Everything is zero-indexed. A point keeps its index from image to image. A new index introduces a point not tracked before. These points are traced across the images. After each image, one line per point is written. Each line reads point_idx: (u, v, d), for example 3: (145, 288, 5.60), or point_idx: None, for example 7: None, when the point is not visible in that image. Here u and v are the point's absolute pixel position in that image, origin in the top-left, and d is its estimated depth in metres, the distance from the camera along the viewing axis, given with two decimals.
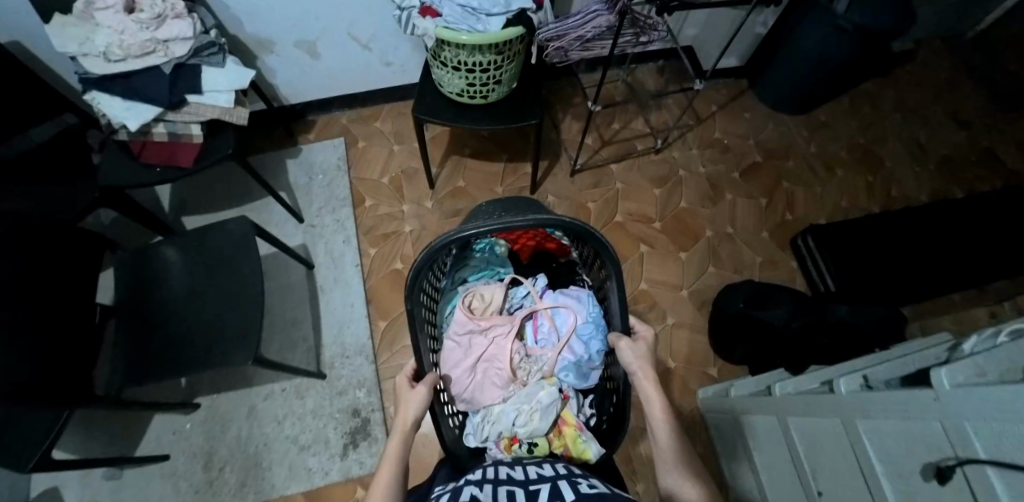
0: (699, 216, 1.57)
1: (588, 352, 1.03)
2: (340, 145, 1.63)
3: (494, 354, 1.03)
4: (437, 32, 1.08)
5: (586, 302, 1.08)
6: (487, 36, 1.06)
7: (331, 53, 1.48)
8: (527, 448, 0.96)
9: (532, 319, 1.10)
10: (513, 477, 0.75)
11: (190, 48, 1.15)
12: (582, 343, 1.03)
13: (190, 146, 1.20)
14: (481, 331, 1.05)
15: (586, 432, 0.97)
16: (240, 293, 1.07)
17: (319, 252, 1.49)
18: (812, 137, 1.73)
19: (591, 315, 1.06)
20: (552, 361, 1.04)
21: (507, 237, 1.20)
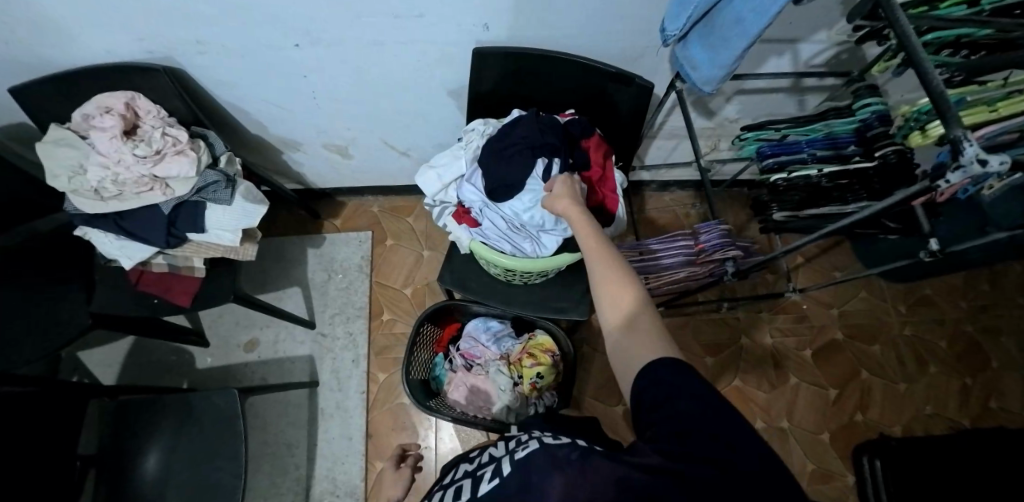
0: (749, 399, 1.37)
1: (492, 324, 1.18)
2: (366, 241, 1.46)
3: (487, 386, 1.11)
4: (468, 244, 0.88)
5: (471, 317, 1.21)
6: (531, 263, 0.85)
7: (365, 155, 1.29)
8: (541, 379, 1.10)
9: (471, 357, 1.17)
10: (472, 465, 0.60)
11: (192, 187, 1.00)
12: (483, 326, 1.17)
13: (191, 281, 1.08)
14: (466, 396, 1.11)
15: (534, 336, 1.16)
16: (214, 483, 1.00)
17: (326, 368, 1.37)
18: (908, 318, 1.46)
19: (472, 320, 1.19)
20: (492, 353, 1.15)
21: (436, 352, 1.21)
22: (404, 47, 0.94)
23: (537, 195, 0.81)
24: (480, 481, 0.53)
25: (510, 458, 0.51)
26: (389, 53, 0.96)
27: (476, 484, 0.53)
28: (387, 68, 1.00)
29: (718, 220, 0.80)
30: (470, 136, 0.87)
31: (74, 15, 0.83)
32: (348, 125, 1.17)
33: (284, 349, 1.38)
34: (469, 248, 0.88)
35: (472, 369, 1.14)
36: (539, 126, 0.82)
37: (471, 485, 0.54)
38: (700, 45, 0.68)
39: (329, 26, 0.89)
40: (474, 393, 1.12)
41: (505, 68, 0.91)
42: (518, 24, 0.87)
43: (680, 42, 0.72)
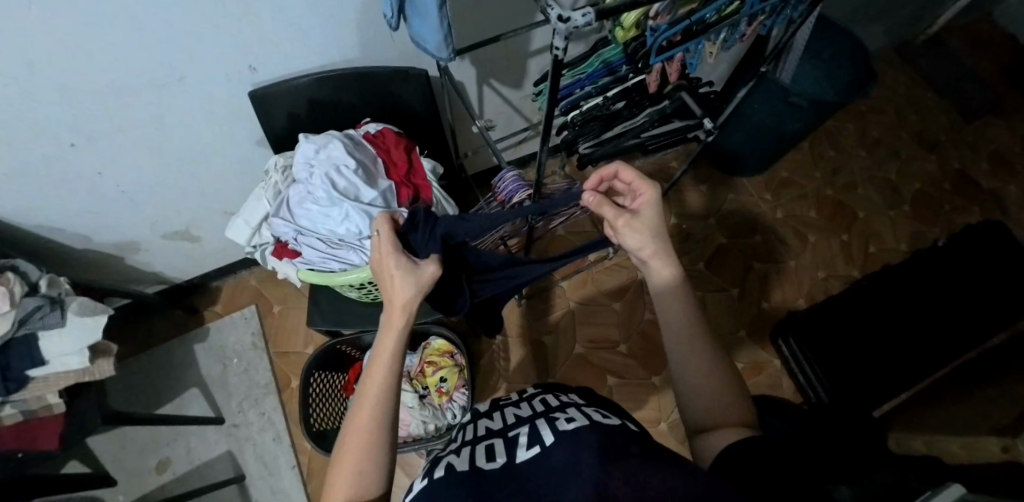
0: None
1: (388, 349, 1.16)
2: (252, 317, 1.41)
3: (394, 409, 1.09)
4: (300, 275, 0.87)
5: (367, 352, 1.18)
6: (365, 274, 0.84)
7: (211, 232, 1.26)
8: (445, 383, 1.11)
9: None
10: (494, 428, 0.64)
11: (13, 322, 0.93)
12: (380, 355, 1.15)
13: (53, 419, 0.99)
14: None
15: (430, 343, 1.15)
16: None
17: (249, 458, 1.29)
18: (776, 201, 1.56)
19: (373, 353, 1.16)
20: None
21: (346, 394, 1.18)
22: (189, 116, 0.94)
23: (341, 208, 0.80)
24: (517, 448, 0.55)
25: (551, 431, 0.55)
26: (176, 126, 0.95)
27: (512, 449, 0.56)
28: (183, 140, 0.98)
29: (509, 168, 0.83)
30: (269, 175, 0.87)
31: None
32: (177, 207, 1.14)
33: (200, 455, 1.30)
34: (302, 280, 0.87)
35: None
36: (324, 145, 0.84)
37: (505, 446, 0.57)
38: (416, 16, 0.70)
39: (103, 121, 0.88)
40: None
41: (289, 101, 0.91)
42: (284, 57, 0.89)
43: (405, 23, 0.73)
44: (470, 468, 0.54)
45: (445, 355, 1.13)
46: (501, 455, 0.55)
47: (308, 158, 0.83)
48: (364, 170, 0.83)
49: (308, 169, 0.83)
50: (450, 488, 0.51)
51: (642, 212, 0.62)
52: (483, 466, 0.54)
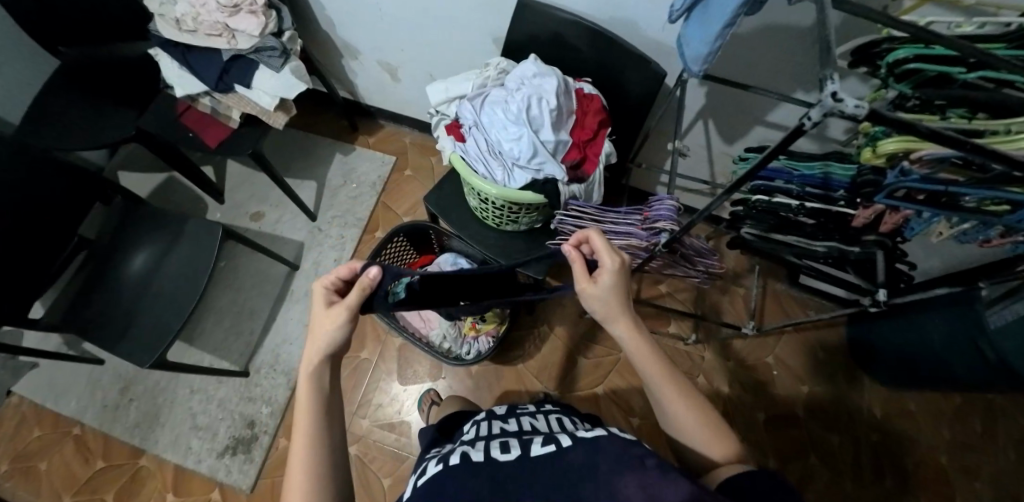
0: None
1: (459, 261, 1.22)
2: (387, 164, 1.57)
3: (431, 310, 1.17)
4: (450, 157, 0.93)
5: (445, 253, 1.25)
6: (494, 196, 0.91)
7: (411, 82, 1.40)
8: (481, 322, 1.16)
9: None
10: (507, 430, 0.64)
11: (253, 45, 1.14)
12: (451, 263, 1.22)
13: (223, 128, 1.22)
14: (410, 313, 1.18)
15: None
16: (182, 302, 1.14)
17: (309, 259, 1.46)
18: (880, 423, 1.38)
19: (448, 259, 1.23)
20: None
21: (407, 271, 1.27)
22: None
23: (520, 132, 0.86)
24: (530, 444, 0.54)
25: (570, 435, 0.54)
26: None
27: (527, 445, 0.54)
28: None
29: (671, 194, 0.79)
30: (487, 68, 0.95)
31: None
32: (403, 46, 1.28)
33: (282, 229, 1.49)
34: (450, 161, 0.94)
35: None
36: (543, 73, 0.89)
37: (520, 443, 0.56)
38: (698, 22, 0.70)
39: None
40: (421, 316, 1.17)
41: (543, 20, 0.97)
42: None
43: (685, 19, 0.74)
44: (485, 461, 0.52)
45: None
46: (515, 450, 0.53)
47: (524, 76, 0.89)
48: (558, 114, 0.88)
49: (521, 84, 0.89)
50: (464, 476, 0.50)
51: (601, 276, 0.65)
52: (498, 458, 0.52)
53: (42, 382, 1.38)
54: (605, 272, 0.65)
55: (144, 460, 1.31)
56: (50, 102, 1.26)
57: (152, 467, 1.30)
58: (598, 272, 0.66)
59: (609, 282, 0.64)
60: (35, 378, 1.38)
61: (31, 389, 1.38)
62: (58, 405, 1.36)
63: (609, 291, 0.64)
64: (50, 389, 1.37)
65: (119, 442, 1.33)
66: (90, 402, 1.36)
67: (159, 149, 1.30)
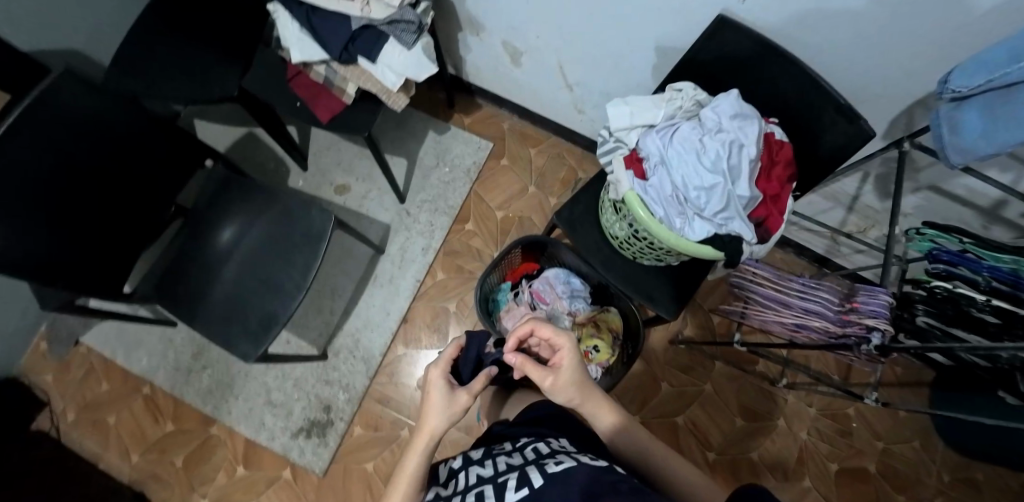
0: (757, 477, 1.33)
1: (572, 281, 1.16)
2: (483, 150, 1.47)
3: None
4: (623, 193, 0.84)
5: (555, 267, 1.19)
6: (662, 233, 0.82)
7: (531, 69, 1.28)
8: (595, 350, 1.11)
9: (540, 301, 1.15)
10: (479, 477, 0.58)
11: (387, 16, 1.00)
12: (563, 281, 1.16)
13: (336, 101, 1.10)
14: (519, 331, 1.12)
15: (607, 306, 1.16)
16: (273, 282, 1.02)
17: (395, 243, 1.39)
18: (952, 490, 1.36)
19: (560, 276, 1.17)
20: (560, 303, 1.14)
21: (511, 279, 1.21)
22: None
23: (712, 183, 0.77)
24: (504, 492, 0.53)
25: (542, 473, 0.53)
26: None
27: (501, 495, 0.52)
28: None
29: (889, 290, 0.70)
30: (674, 95, 0.84)
31: None
32: (537, 33, 1.15)
33: (369, 206, 1.41)
34: (620, 196, 0.84)
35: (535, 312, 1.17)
36: (746, 116, 0.79)
37: (494, 491, 0.54)
38: (981, 115, 0.62)
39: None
40: None
41: (738, 47, 0.85)
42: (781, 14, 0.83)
43: (957, 103, 0.65)
44: None
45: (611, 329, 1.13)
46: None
47: (723, 113, 0.79)
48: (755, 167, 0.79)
49: (715, 125, 0.79)
50: None
51: (564, 361, 0.69)
52: None
53: (113, 334, 1.34)
54: (565, 356, 0.69)
55: (214, 429, 1.29)
56: (148, 44, 1.14)
57: (222, 437, 1.28)
58: (558, 358, 0.70)
59: (572, 363, 0.69)
60: (104, 330, 1.34)
61: (101, 340, 1.35)
62: (129, 360, 1.33)
63: (575, 370, 0.69)
64: (121, 343, 1.34)
65: (190, 407, 1.30)
66: (161, 361, 1.33)
67: (259, 111, 1.19)
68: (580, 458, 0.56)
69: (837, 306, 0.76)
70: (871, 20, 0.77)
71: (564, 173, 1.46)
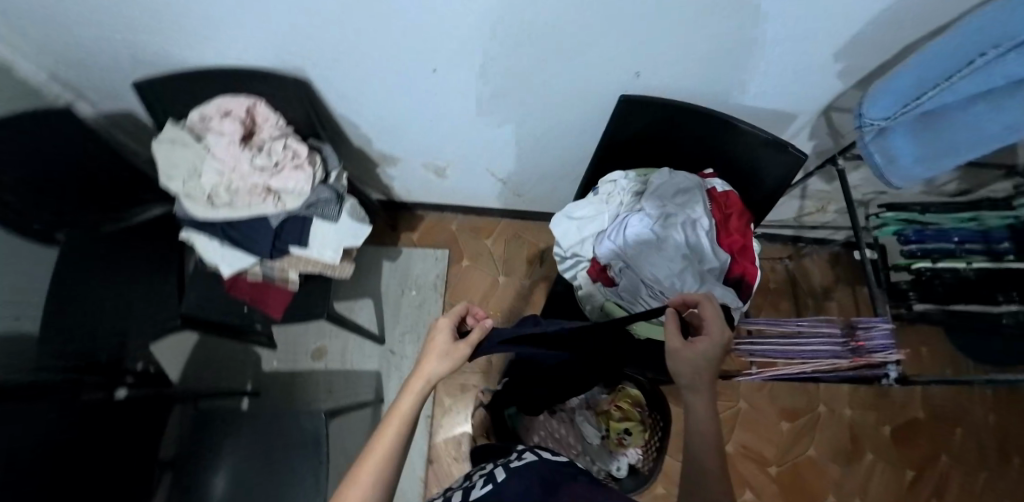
0: (822, 472, 1.32)
1: None
2: (442, 260, 1.44)
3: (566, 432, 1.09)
4: (602, 304, 0.82)
5: None
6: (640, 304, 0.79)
7: (459, 175, 1.26)
8: (626, 434, 1.08)
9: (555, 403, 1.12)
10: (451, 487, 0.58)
11: (303, 201, 0.97)
12: None
13: (284, 293, 1.06)
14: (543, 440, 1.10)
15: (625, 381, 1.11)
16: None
17: (392, 388, 1.34)
18: (998, 406, 1.39)
19: None
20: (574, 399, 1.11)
21: None
22: (536, 88, 0.90)
23: (681, 265, 0.76)
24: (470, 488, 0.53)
25: (503, 469, 0.54)
26: (517, 90, 0.91)
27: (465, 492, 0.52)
28: (509, 102, 0.96)
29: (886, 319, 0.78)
30: (610, 191, 0.84)
31: (212, 20, 0.81)
32: (452, 147, 1.14)
33: (352, 360, 1.36)
34: (599, 308, 0.82)
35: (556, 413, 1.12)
36: (685, 189, 0.80)
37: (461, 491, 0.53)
38: (910, 137, 0.63)
39: (473, 62, 0.84)
40: (557, 440, 1.09)
41: (649, 120, 0.86)
42: (675, 78, 0.83)
43: (878, 135, 0.65)
44: None
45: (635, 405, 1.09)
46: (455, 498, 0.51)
47: (665, 196, 0.80)
48: (711, 233, 0.79)
49: (661, 209, 0.79)
50: None
51: (702, 344, 0.60)
52: None
53: None
54: (711, 343, 0.60)
55: None
56: None
57: None
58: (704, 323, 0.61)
59: (711, 353, 0.59)
60: None
61: None
62: None
63: (710, 360, 0.60)
64: None
65: None
66: None
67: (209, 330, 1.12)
68: (539, 455, 0.57)
69: (843, 348, 0.80)
70: (760, 60, 0.77)
71: (526, 251, 1.44)
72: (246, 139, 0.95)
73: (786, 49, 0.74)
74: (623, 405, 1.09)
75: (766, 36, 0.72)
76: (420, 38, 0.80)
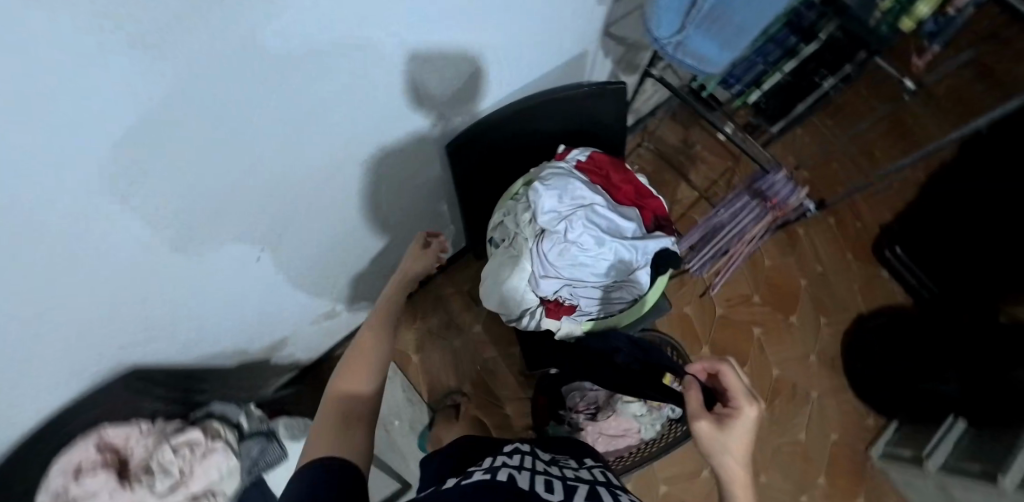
0: (785, 270, 1.51)
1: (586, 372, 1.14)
2: (397, 374, 1.37)
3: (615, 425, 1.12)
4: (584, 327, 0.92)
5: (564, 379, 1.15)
6: (590, 283, 0.84)
7: (352, 301, 1.15)
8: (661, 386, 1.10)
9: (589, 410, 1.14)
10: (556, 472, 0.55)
11: (241, 472, 0.90)
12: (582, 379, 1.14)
13: None
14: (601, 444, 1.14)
15: None
16: None
17: None
18: None
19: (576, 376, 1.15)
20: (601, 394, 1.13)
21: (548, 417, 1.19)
22: (358, 193, 0.81)
23: (595, 234, 0.79)
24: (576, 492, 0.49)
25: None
26: (343, 207, 0.82)
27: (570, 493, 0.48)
28: (345, 220, 0.86)
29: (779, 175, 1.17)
30: (512, 239, 0.85)
31: None
32: (330, 290, 1.03)
33: None
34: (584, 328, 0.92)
35: (599, 416, 1.13)
36: (566, 191, 0.80)
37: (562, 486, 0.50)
38: (705, 33, 0.64)
39: (272, 229, 0.73)
40: (611, 436, 1.13)
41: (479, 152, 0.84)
42: (454, 100, 0.77)
43: (682, 40, 0.66)
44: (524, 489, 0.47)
45: None
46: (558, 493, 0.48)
47: (557, 210, 0.80)
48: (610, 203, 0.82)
49: (562, 221, 0.80)
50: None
51: (729, 423, 0.59)
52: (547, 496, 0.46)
53: None
54: (737, 422, 0.60)
55: None
56: None
57: None
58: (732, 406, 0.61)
59: (740, 430, 0.59)
60: None
61: None
62: None
63: (735, 439, 0.59)
64: None
65: None
66: None
67: None
68: None
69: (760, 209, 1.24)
70: (512, 36, 0.73)
71: None
72: (125, 476, 0.80)
73: (526, 13, 0.70)
74: None
75: (501, 20, 0.67)
76: (220, 244, 0.67)
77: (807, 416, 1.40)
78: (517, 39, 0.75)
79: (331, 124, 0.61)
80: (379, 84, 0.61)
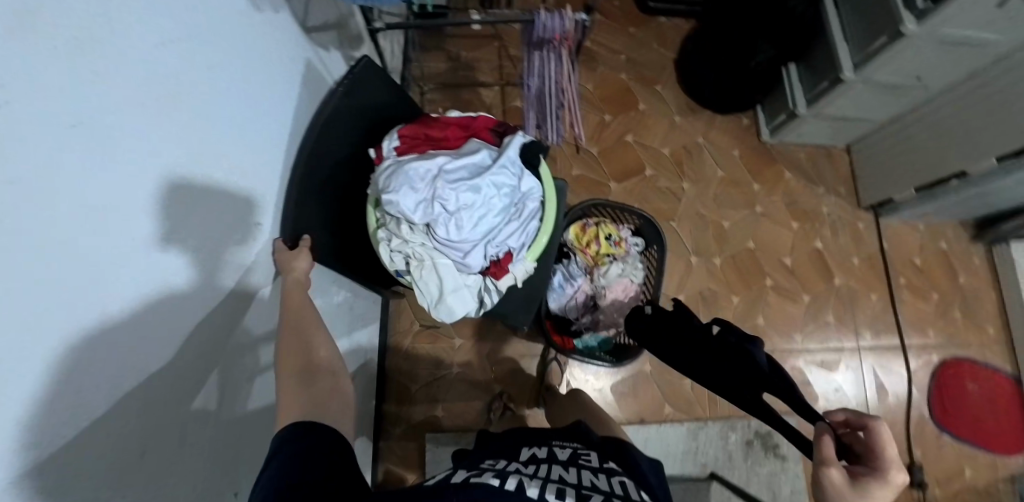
0: (603, 79, 1.60)
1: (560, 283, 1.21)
2: (436, 437, 1.32)
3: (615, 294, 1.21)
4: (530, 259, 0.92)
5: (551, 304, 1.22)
6: (502, 223, 0.84)
7: None
8: (611, 239, 1.23)
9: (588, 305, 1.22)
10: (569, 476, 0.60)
11: None
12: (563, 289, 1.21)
13: None
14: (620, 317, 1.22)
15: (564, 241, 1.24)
16: None
17: None
18: None
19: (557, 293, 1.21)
20: (585, 285, 1.21)
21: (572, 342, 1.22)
22: (251, 356, 0.71)
23: (467, 187, 0.78)
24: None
25: None
26: (249, 376, 0.71)
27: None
28: (266, 381, 0.76)
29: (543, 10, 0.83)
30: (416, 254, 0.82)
31: None
32: None
33: None
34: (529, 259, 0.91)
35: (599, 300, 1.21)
36: (415, 179, 0.78)
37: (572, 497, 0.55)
38: None
39: (224, 460, 0.65)
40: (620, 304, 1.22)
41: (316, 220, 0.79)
42: (217, 219, 0.60)
43: None
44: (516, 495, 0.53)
45: (585, 234, 1.23)
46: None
47: (422, 201, 0.78)
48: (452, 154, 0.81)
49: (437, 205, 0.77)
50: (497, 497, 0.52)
51: (868, 483, 0.59)
52: None
53: None
54: (880, 486, 0.59)
55: None
56: None
57: None
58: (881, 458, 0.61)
59: (878, 490, 0.59)
60: None
61: None
62: None
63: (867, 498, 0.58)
64: None
65: None
66: None
67: None
68: None
69: None
70: (207, 112, 0.56)
71: None
72: None
73: (200, 77, 0.54)
74: (586, 243, 1.23)
75: (178, 100, 0.51)
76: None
77: (709, 158, 1.56)
78: (218, 109, 0.59)
79: (176, 311, 0.52)
80: (125, 299, 0.44)
